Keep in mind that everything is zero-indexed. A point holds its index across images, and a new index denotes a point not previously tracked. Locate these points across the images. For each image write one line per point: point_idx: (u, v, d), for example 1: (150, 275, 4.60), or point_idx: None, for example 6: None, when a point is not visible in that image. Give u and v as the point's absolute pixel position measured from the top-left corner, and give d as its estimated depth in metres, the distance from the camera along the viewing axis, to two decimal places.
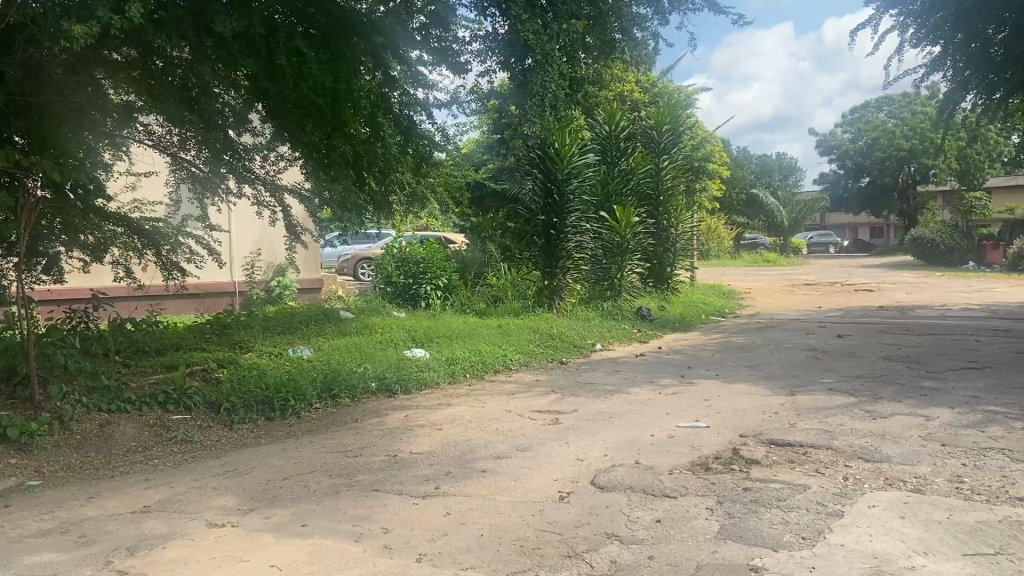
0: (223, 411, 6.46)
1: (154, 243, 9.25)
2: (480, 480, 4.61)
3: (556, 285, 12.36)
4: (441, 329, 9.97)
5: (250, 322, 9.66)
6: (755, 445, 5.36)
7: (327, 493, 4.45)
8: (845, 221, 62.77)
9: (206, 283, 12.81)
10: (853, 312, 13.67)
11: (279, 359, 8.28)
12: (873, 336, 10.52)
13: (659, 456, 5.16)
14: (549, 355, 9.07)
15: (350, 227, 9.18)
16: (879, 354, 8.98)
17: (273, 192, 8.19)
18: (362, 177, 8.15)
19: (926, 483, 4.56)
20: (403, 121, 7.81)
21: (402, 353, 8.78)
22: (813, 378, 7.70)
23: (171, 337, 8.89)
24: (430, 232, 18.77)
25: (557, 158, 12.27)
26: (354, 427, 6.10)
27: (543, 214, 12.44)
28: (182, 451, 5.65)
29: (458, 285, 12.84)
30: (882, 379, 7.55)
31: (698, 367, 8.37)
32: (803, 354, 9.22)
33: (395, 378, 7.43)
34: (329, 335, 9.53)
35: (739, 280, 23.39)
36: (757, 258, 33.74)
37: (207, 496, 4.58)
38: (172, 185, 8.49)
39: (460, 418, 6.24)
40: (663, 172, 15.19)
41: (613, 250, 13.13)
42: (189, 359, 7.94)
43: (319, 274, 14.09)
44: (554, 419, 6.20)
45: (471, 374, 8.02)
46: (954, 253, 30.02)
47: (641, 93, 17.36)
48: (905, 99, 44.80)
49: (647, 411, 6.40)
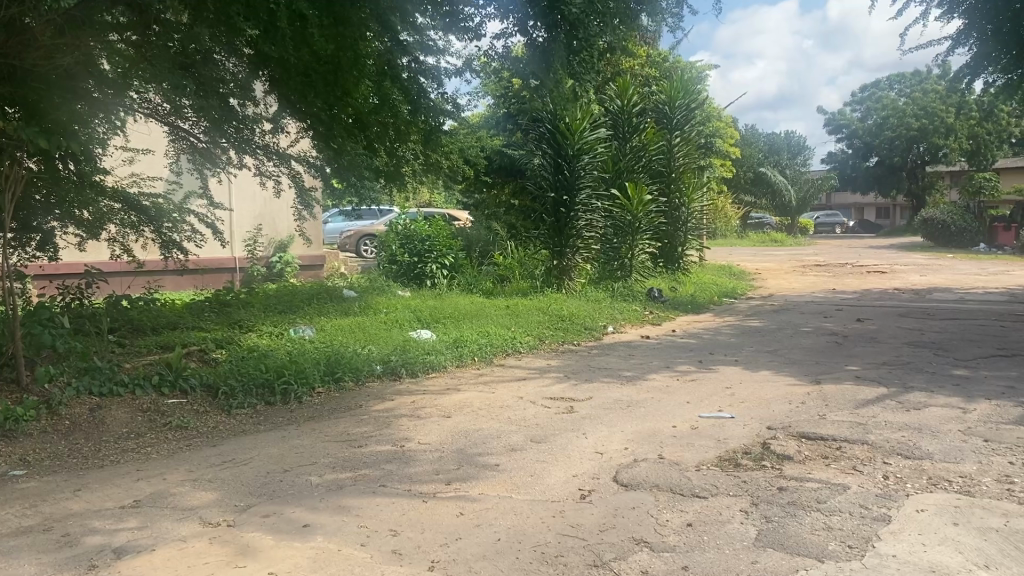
0: (221, 395, 6.15)
1: (153, 220, 8.91)
2: (494, 476, 4.30)
3: (565, 265, 12.05)
4: (447, 309, 9.65)
5: (250, 301, 9.34)
6: (785, 438, 5.04)
7: (330, 490, 4.13)
8: (850, 200, 62.25)
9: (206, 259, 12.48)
10: (870, 295, 13.32)
11: (280, 339, 7.96)
12: (893, 319, 10.19)
13: (683, 450, 4.85)
14: (559, 337, 8.75)
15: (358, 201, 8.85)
16: (902, 339, 8.66)
17: (280, 162, 7.80)
18: (370, 146, 7.77)
19: (973, 484, 4.25)
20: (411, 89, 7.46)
21: (407, 334, 8.47)
22: (837, 365, 7.38)
23: (167, 316, 8.56)
24: (434, 209, 18.40)
25: (569, 133, 11.87)
26: (358, 413, 5.79)
27: (553, 191, 12.08)
28: (176, 439, 5.33)
29: (464, 264, 12.51)
30: (910, 366, 7.23)
31: (716, 352, 8.05)
32: (823, 338, 8.90)
33: (400, 361, 7.12)
34: (332, 314, 9.21)
35: (746, 260, 23.05)
36: (764, 238, 33.37)
37: (202, 489, 4.27)
38: (170, 156, 8.12)
39: (471, 405, 5.93)
40: (674, 149, 14.81)
41: (624, 230, 12.80)
42: (186, 339, 7.63)
43: (321, 250, 13.75)
44: (569, 407, 5.89)
45: (479, 358, 7.71)
46: (965, 234, 29.57)
47: (651, 67, 16.89)
48: (916, 77, 44.18)
49: (667, 398, 6.09)
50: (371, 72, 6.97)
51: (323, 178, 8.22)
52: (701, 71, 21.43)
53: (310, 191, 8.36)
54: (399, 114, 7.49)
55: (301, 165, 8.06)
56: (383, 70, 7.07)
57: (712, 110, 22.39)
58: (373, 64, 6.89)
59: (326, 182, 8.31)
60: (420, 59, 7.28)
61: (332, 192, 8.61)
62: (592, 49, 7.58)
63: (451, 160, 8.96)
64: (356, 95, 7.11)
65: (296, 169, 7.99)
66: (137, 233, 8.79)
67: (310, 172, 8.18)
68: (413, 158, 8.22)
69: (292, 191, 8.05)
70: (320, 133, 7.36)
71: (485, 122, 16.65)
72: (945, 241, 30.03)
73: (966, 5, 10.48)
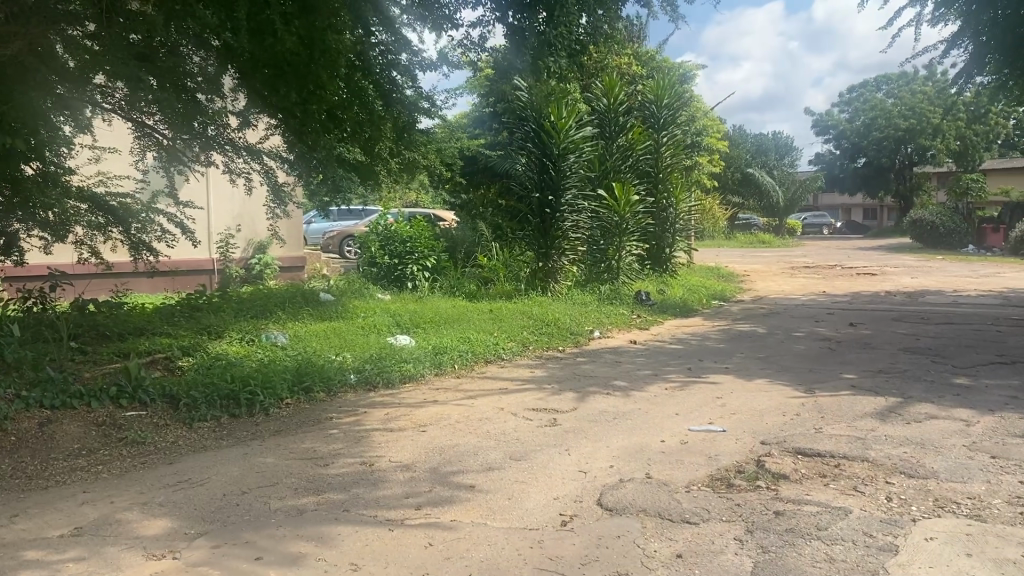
0: (182, 407, 5.80)
1: (122, 222, 8.53)
2: (468, 500, 3.98)
3: (550, 267, 11.73)
4: (428, 314, 9.31)
5: (222, 305, 8.97)
6: (780, 455, 4.74)
7: (288, 517, 3.80)
8: (838, 201, 62.19)
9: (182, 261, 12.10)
10: (862, 298, 13.05)
11: (252, 347, 7.61)
12: (887, 324, 9.92)
13: (672, 468, 4.54)
14: (543, 343, 8.43)
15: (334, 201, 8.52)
16: (897, 345, 8.39)
17: (252, 158, 7.42)
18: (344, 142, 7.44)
19: (983, 506, 3.96)
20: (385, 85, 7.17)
21: (386, 340, 8.13)
22: (832, 373, 7.09)
23: (135, 321, 8.18)
24: (417, 209, 18.02)
25: (554, 132, 11.54)
26: (328, 427, 5.46)
27: (538, 191, 11.76)
28: (131, 456, 4.97)
29: (446, 266, 12.18)
30: (907, 374, 6.94)
31: (705, 359, 7.75)
32: (815, 344, 8.61)
33: (375, 370, 6.79)
34: (307, 319, 8.86)
35: (734, 261, 22.79)
36: (753, 240, 33.13)
37: (150, 515, 3.92)
38: (134, 152, 7.72)
39: (447, 418, 5.60)
40: (662, 149, 14.51)
41: (611, 231, 12.49)
42: (151, 346, 7.26)
43: (302, 252, 13.40)
44: (552, 420, 5.57)
45: (460, 366, 7.37)
46: (954, 235, 29.41)
47: (639, 66, 16.59)
48: (903, 78, 44.07)
49: (655, 410, 5.78)
50: (343, 66, 6.60)
51: (296, 175, 7.84)
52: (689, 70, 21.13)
53: (283, 188, 7.96)
54: (373, 111, 7.18)
55: (274, 160, 7.67)
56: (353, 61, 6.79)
57: (701, 109, 22.08)
58: (344, 58, 6.52)
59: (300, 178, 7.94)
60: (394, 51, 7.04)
61: (307, 189, 8.24)
62: (575, 45, 7.31)
63: (431, 160, 8.67)
64: (329, 91, 6.76)
65: (269, 165, 7.61)
66: (105, 236, 8.40)
67: (283, 167, 7.80)
68: (393, 156, 7.90)
69: (265, 189, 7.68)
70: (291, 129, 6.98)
71: (470, 121, 16.33)
72: (934, 242, 29.86)
73: (962, 7, 10.11)
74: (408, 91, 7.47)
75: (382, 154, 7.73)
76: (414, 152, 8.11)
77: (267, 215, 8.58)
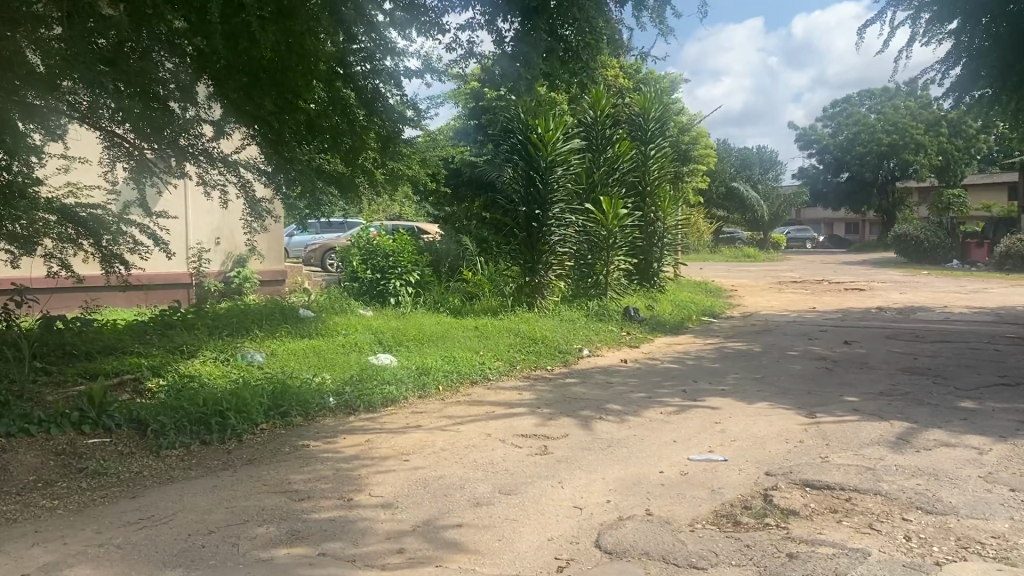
0: (150, 433, 5.46)
1: (93, 234, 8.06)
2: (455, 543, 3.66)
3: (537, 283, 11.38)
4: (412, 331, 8.99)
5: (198, 322, 8.61)
6: (787, 487, 4.45)
7: (258, 563, 3.48)
8: (820, 214, 62.40)
9: (158, 274, 11.73)
10: (854, 314, 12.82)
11: (226, 367, 7.27)
12: (882, 342, 9.68)
13: (673, 503, 4.24)
14: (530, 362, 8.14)
15: (315, 212, 8.23)
16: (896, 365, 8.14)
17: (228, 170, 7.09)
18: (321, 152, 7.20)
19: (1011, 547, 3.67)
20: (366, 94, 6.81)
21: (367, 359, 7.80)
22: (832, 396, 6.82)
23: (104, 340, 7.80)
24: (400, 222, 17.71)
25: (542, 144, 11.25)
26: (304, 456, 5.13)
27: (524, 205, 11.44)
28: (91, 489, 4.62)
29: (430, 280, 11.86)
30: (911, 397, 6.68)
31: (699, 380, 7.47)
32: (812, 364, 8.35)
33: (356, 393, 6.46)
34: (285, 336, 8.52)
35: (721, 275, 22.60)
36: (737, 254, 33.03)
37: (105, 560, 3.58)
38: (103, 163, 7.36)
39: (432, 446, 5.29)
40: (649, 161, 14.27)
41: (599, 246, 12.22)
42: (119, 366, 6.90)
43: (282, 265, 13.06)
44: (543, 448, 5.27)
45: (444, 387, 7.05)
46: (938, 250, 29.35)
47: (627, 79, 16.40)
48: (886, 93, 44.22)
49: (651, 437, 5.49)
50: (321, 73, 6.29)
51: (275, 187, 7.52)
52: (676, 84, 20.93)
53: (261, 201, 7.63)
54: (353, 121, 6.88)
55: (250, 172, 7.34)
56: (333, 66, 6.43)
57: (688, 123, 21.89)
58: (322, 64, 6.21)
59: (278, 190, 7.63)
60: (381, 60, 6.72)
61: (285, 202, 7.91)
62: (567, 53, 7.03)
63: (414, 172, 8.38)
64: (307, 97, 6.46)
65: (245, 177, 7.28)
66: (76, 248, 7.92)
67: (260, 179, 7.47)
68: (375, 167, 7.61)
69: (243, 202, 7.34)
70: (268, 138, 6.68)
71: (455, 134, 16.08)
72: (919, 256, 29.75)
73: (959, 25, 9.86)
74: (392, 101, 7.09)
75: (364, 165, 7.44)
76: (397, 164, 7.81)
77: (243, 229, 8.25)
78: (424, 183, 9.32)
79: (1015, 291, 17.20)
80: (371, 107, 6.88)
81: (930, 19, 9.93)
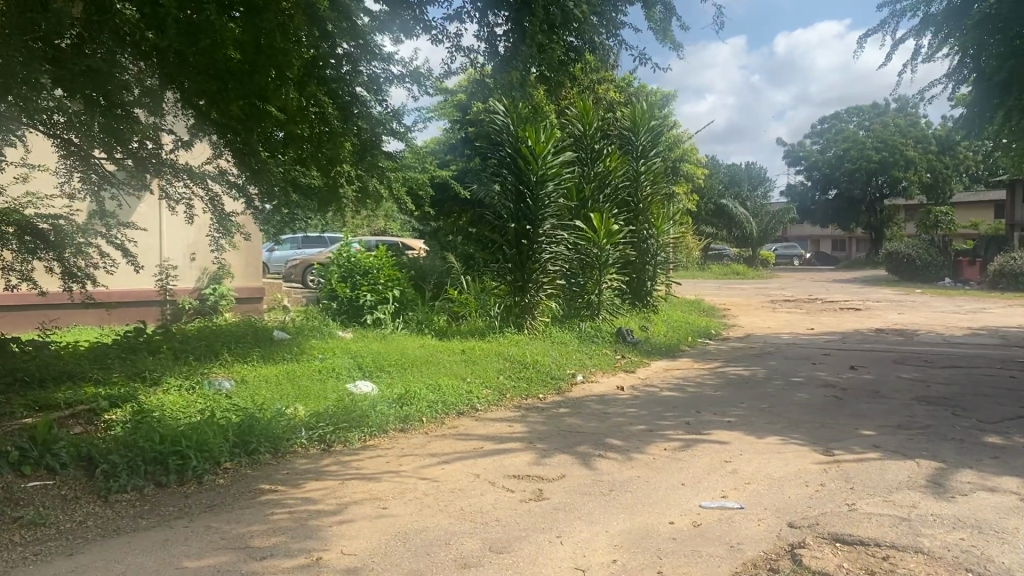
0: (100, 474, 4.89)
1: (53, 247, 7.26)
2: None
3: (527, 303, 10.84)
4: (395, 355, 8.44)
5: (165, 345, 8.02)
6: (816, 544, 3.93)
7: None
8: (807, 231, 62.22)
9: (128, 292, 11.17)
10: (855, 336, 12.36)
11: (192, 397, 6.71)
12: (890, 367, 9.20)
13: (688, 563, 3.71)
14: (520, 390, 7.61)
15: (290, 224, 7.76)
16: (909, 394, 7.65)
17: (196, 181, 6.56)
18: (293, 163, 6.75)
19: None
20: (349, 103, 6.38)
21: (345, 386, 7.25)
22: (847, 429, 6.33)
23: (62, 363, 7.21)
24: (384, 238, 17.16)
25: (531, 157, 10.77)
26: (271, 503, 4.59)
27: (513, 221, 10.92)
28: (25, 544, 4.05)
29: (414, 299, 11.30)
30: (932, 431, 6.19)
31: (702, 411, 6.96)
32: (819, 391, 7.86)
33: (329, 428, 5.93)
34: (257, 361, 7.95)
35: (714, 294, 22.12)
36: (727, 272, 32.66)
37: None
38: (58, 175, 6.81)
39: (414, 491, 4.75)
40: (641, 177, 13.80)
41: (590, 264, 11.76)
42: (72, 396, 6.32)
43: (258, 282, 12.53)
44: (538, 492, 4.74)
45: (427, 419, 6.51)
46: (930, 268, 28.94)
47: (618, 93, 15.95)
48: (874, 110, 44.10)
49: (656, 479, 4.97)
50: (295, 79, 5.83)
51: (246, 200, 7.00)
52: (666, 98, 20.52)
53: (229, 216, 7.10)
54: (329, 131, 6.43)
55: (219, 185, 6.85)
56: (307, 70, 5.97)
57: (680, 138, 21.45)
58: (296, 68, 5.76)
59: (251, 206, 7.14)
60: (358, 63, 6.27)
61: (257, 217, 7.41)
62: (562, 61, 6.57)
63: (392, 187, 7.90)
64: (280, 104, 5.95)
65: (214, 191, 6.78)
66: (35, 263, 7.13)
67: (230, 193, 6.98)
68: (353, 181, 7.20)
69: (210, 216, 6.81)
70: (237, 148, 6.22)
71: (441, 148, 15.61)
72: (910, 275, 29.34)
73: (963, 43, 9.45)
74: (377, 108, 6.73)
75: (343, 175, 6.96)
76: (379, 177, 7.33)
77: (210, 246, 7.69)
78: (407, 197, 8.80)
79: (1016, 311, 16.78)
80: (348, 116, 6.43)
81: (933, 35, 9.57)
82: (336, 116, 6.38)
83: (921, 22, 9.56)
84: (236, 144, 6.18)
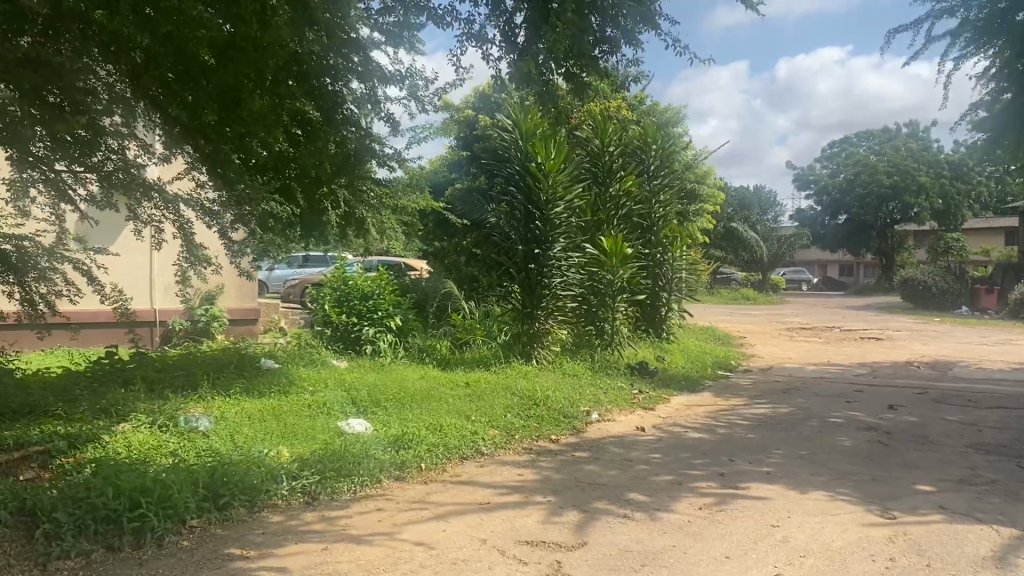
0: (40, 536, 4.13)
1: (14, 270, 6.52)
2: None
3: (536, 331, 10.07)
4: (392, 389, 7.68)
5: (139, 375, 7.30)
6: None
7: None
8: (814, 257, 61.51)
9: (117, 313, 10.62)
10: (885, 370, 11.58)
11: (164, 437, 5.98)
12: (932, 408, 8.44)
13: None
14: (529, 430, 6.86)
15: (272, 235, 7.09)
16: (963, 440, 6.89)
17: (166, 203, 5.89)
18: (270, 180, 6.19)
19: None
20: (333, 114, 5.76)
21: (336, 425, 6.52)
22: (903, 484, 5.57)
23: (24, 394, 6.48)
24: (384, 259, 16.43)
25: (541, 175, 10.06)
26: None
27: (522, 244, 10.19)
28: None
29: (413, 326, 10.56)
30: (1003, 489, 5.43)
31: (735, 460, 6.19)
32: (862, 436, 7.10)
33: (313, 476, 5.19)
34: (240, 394, 7.22)
35: (725, 321, 21.33)
36: (736, 297, 32.02)
37: None
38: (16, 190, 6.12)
39: (409, 562, 4.00)
40: (655, 199, 13.07)
41: (603, 290, 10.99)
42: (26, 434, 5.58)
43: (254, 302, 11.93)
44: (556, 565, 4.00)
45: (427, 466, 5.76)
46: (947, 295, 28.15)
47: (629, 110, 15.26)
48: (885, 135, 43.51)
49: (695, 550, 4.22)
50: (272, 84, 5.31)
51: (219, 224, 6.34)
52: (681, 117, 19.87)
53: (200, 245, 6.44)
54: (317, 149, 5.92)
55: (192, 211, 6.22)
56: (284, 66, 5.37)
57: (695, 158, 20.76)
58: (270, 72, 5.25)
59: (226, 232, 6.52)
60: (354, 79, 5.87)
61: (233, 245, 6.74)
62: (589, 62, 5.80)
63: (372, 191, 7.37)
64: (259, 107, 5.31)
65: (185, 215, 6.14)
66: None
67: (203, 219, 6.33)
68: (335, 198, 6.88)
69: (180, 241, 6.14)
70: (209, 164, 5.66)
71: (447, 167, 14.93)
72: (926, 303, 28.58)
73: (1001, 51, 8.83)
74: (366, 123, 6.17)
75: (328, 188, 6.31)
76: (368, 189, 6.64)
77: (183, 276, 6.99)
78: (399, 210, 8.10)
79: None
80: (331, 122, 5.89)
81: (971, 42, 8.96)
82: (319, 125, 5.83)
83: (960, 28, 8.94)
84: (206, 159, 5.61)
